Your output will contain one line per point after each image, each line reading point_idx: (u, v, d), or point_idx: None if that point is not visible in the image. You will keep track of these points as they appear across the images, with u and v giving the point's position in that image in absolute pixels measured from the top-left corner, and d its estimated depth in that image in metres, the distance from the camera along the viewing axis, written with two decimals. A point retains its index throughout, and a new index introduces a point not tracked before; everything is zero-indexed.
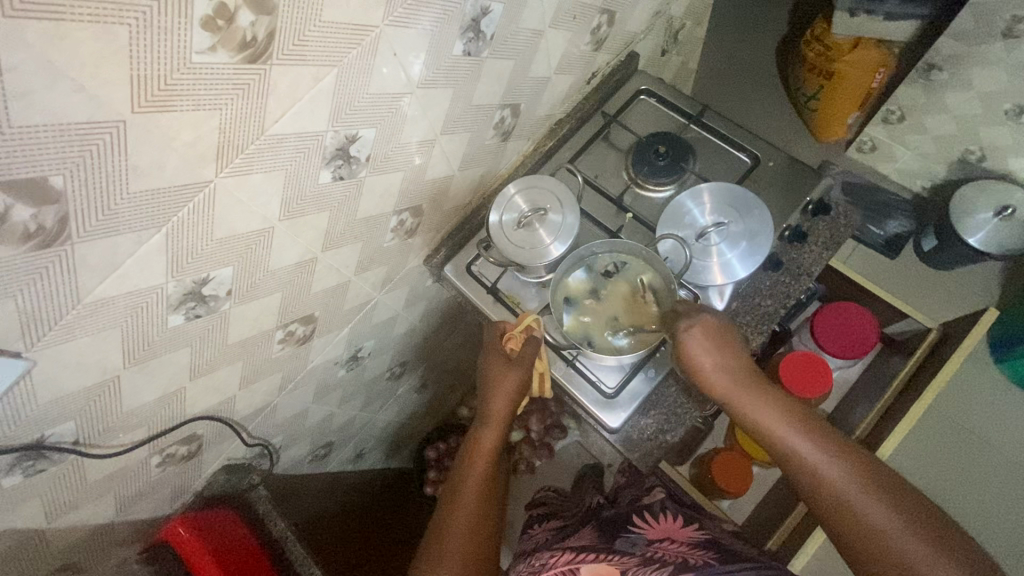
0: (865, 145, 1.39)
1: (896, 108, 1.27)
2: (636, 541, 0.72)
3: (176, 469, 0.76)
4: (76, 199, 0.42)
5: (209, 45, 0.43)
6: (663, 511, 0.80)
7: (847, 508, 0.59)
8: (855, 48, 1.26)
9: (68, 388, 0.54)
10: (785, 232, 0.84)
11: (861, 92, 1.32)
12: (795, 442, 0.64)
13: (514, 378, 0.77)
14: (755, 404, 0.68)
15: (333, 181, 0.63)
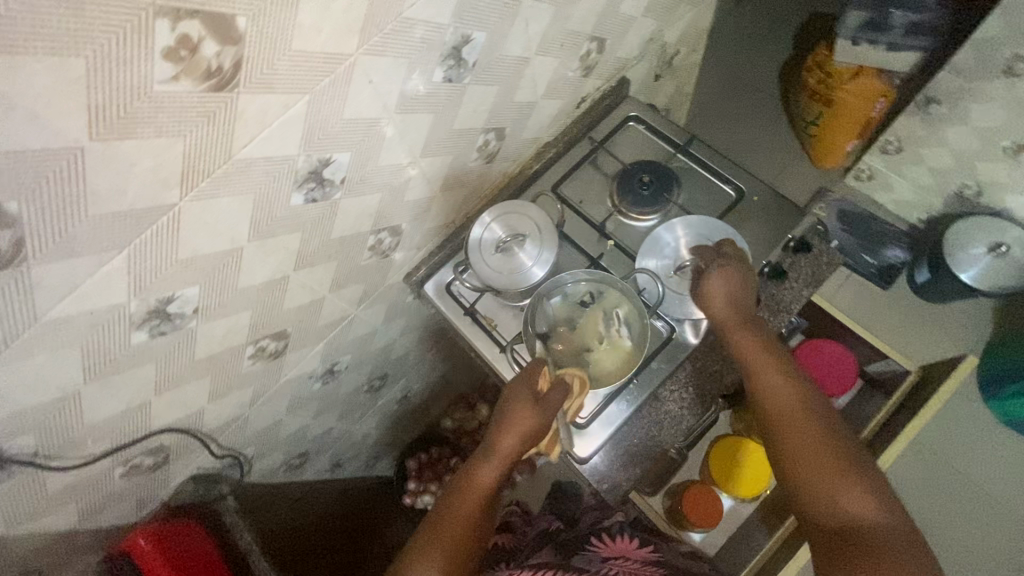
0: (863, 173, 1.37)
1: (894, 139, 1.26)
2: (591, 558, 0.76)
3: (142, 479, 0.75)
4: (32, 223, 0.42)
5: (171, 75, 0.43)
6: (620, 532, 0.85)
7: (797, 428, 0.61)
8: (854, 76, 1.28)
9: (25, 403, 0.54)
10: (766, 269, 0.83)
11: (860, 121, 1.33)
12: (761, 365, 0.67)
13: (536, 421, 0.70)
14: (738, 328, 0.71)
15: (306, 203, 0.63)
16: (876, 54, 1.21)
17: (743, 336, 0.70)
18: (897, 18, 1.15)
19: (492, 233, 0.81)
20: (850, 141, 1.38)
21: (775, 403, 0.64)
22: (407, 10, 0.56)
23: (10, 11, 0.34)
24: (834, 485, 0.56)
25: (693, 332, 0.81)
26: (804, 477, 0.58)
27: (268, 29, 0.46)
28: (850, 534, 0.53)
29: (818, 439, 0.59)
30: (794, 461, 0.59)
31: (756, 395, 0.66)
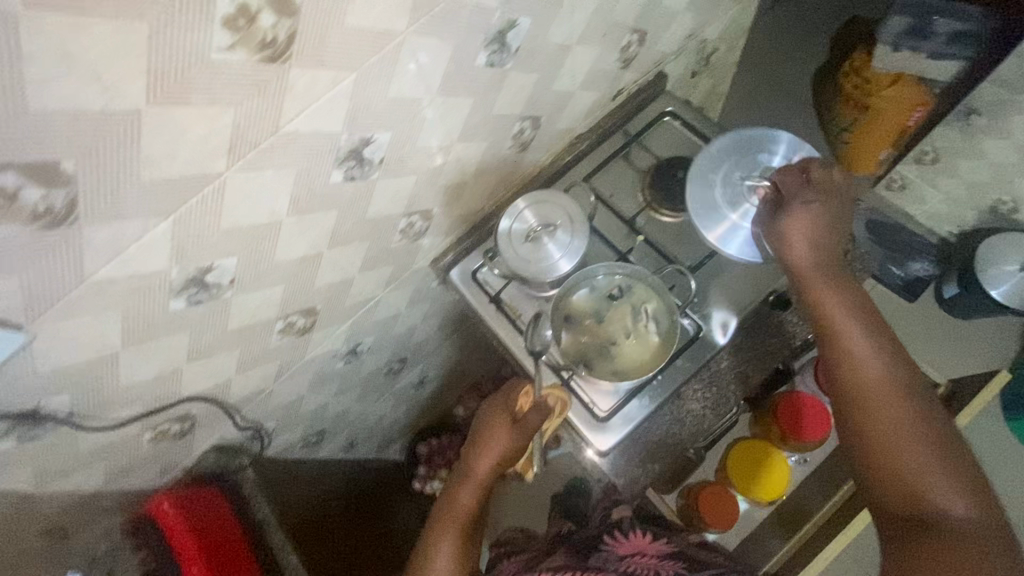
0: (895, 182, 1.36)
1: (931, 150, 1.24)
2: (607, 557, 0.78)
3: (168, 445, 0.77)
4: (86, 183, 0.43)
5: (228, 44, 0.43)
6: (633, 528, 0.84)
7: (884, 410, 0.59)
8: (893, 84, 1.20)
9: (66, 362, 0.55)
10: (773, 297, 0.81)
11: (894, 130, 1.25)
12: (856, 340, 0.63)
13: (509, 441, 0.76)
14: (830, 293, 0.65)
15: (345, 181, 0.63)
16: (918, 62, 1.13)
17: (835, 302, 0.65)
18: (942, 25, 1.07)
19: (520, 224, 0.81)
20: (883, 148, 1.28)
21: (867, 383, 0.61)
22: None
23: None
24: (929, 474, 0.55)
25: (720, 332, 0.80)
26: (888, 458, 0.58)
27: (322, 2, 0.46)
28: (942, 523, 0.53)
29: (913, 421, 0.58)
30: (874, 440, 0.59)
31: (846, 369, 0.62)
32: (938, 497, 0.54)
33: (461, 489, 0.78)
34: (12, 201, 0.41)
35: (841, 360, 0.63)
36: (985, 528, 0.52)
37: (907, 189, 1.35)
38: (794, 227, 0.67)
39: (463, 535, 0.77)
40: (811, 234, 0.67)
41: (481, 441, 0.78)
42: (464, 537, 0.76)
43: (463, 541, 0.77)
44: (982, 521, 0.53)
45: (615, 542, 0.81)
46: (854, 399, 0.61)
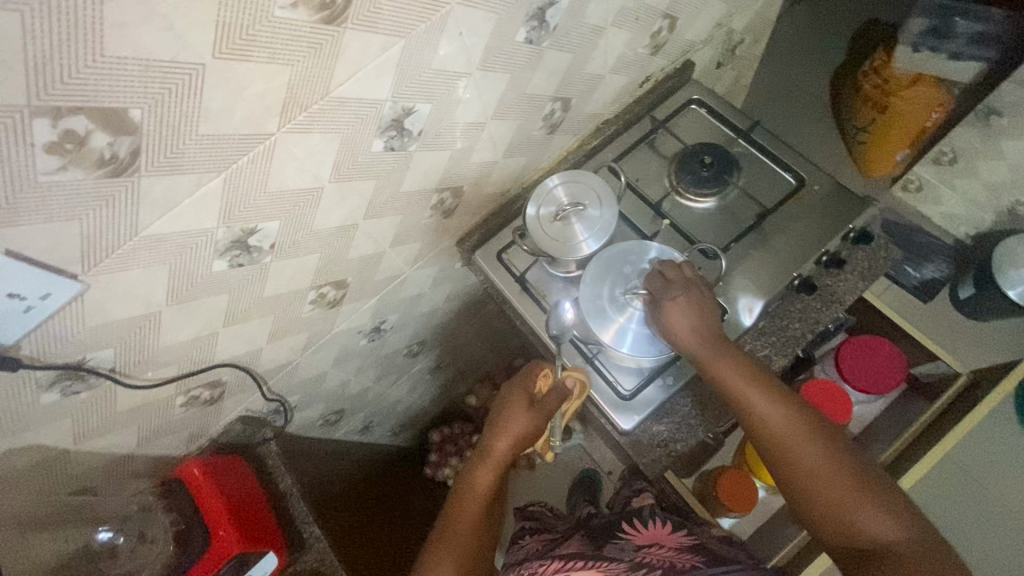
0: (910, 183, 1.27)
1: (949, 149, 1.16)
2: (624, 547, 0.73)
3: (198, 412, 0.78)
4: (150, 134, 0.44)
5: (291, 2, 0.44)
6: (652, 517, 0.80)
7: (805, 463, 0.62)
8: (913, 83, 1.19)
9: (113, 317, 0.56)
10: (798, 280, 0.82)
11: (913, 130, 1.24)
12: (770, 409, 0.65)
13: (528, 421, 0.75)
14: (729, 358, 0.68)
15: (385, 151, 0.64)
16: (936, 63, 1.13)
17: (731, 371, 0.68)
18: (962, 26, 1.08)
19: (548, 207, 0.82)
20: (900, 149, 1.27)
21: (783, 440, 0.64)
22: None
23: None
24: (862, 511, 0.59)
25: (746, 314, 0.79)
26: (836, 507, 0.60)
27: None
28: (887, 553, 0.57)
29: (833, 462, 0.62)
30: (803, 488, 0.62)
31: (774, 442, 0.64)
32: (877, 531, 0.58)
33: (478, 470, 0.76)
34: (82, 145, 0.42)
35: (754, 421, 0.66)
36: (916, 544, 0.57)
37: (922, 191, 1.26)
38: (674, 312, 0.71)
39: (479, 518, 0.74)
40: (694, 314, 0.70)
41: (500, 421, 0.76)
42: (481, 518, 0.74)
43: (479, 523, 0.74)
44: (914, 538, 0.57)
45: (634, 532, 0.77)
46: (776, 453, 0.64)
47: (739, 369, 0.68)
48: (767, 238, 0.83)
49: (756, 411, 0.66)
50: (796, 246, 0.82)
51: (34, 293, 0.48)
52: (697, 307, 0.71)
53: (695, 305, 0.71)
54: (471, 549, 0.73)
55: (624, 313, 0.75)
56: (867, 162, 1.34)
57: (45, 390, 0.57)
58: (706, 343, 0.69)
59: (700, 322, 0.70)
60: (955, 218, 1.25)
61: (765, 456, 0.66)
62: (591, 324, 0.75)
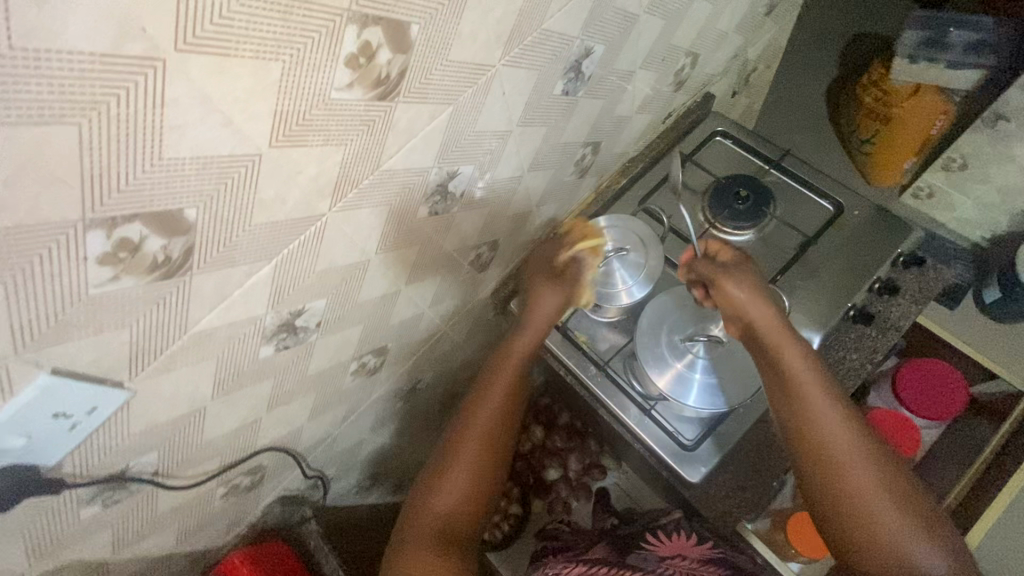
0: (921, 191, 1.14)
1: (958, 156, 1.04)
2: (647, 557, 0.73)
3: (236, 500, 0.73)
4: (204, 230, 0.41)
5: (347, 82, 0.42)
6: (677, 529, 0.78)
7: (847, 470, 0.55)
8: (916, 94, 1.07)
9: (157, 420, 0.52)
10: (852, 311, 0.80)
11: (917, 141, 1.11)
12: (826, 410, 0.57)
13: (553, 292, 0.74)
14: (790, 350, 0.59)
15: (428, 216, 0.62)
16: (937, 73, 1.03)
17: (796, 359, 0.59)
18: (958, 36, 1.01)
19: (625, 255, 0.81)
20: (910, 158, 1.14)
21: (825, 442, 0.56)
22: (547, 22, 0.55)
23: (229, 13, 0.33)
24: (897, 530, 0.54)
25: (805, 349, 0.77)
26: (878, 528, 0.54)
27: (433, 37, 0.46)
28: None
29: (877, 475, 0.55)
30: (837, 498, 0.56)
31: (823, 442, 0.56)
32: (908, 554, 0.53)
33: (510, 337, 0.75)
34: (135, 251, 0.39)
35: (799, 415, 0.58)
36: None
37: (934, 198, 1.13)
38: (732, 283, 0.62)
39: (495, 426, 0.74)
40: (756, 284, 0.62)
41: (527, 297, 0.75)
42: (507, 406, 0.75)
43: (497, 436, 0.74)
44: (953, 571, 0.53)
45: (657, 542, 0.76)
46: (815, 457, 0.57)
47: (799, 358, 0.59)
48: (813, 268, 0.81)
49: (804, 402, 0.58)
50: (845, 275, 0.80)
51: (81, 409, 0.44)
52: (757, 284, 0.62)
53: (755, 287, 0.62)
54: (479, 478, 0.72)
55: (682, 356, 0.72)
56: (869, 175, 1.20)
57: (85, 504, 0.53)
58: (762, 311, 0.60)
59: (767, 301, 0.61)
60: (971, 223, 1.10)
61: (798, 446, 0.58)
62: (642, 358, 0.72)
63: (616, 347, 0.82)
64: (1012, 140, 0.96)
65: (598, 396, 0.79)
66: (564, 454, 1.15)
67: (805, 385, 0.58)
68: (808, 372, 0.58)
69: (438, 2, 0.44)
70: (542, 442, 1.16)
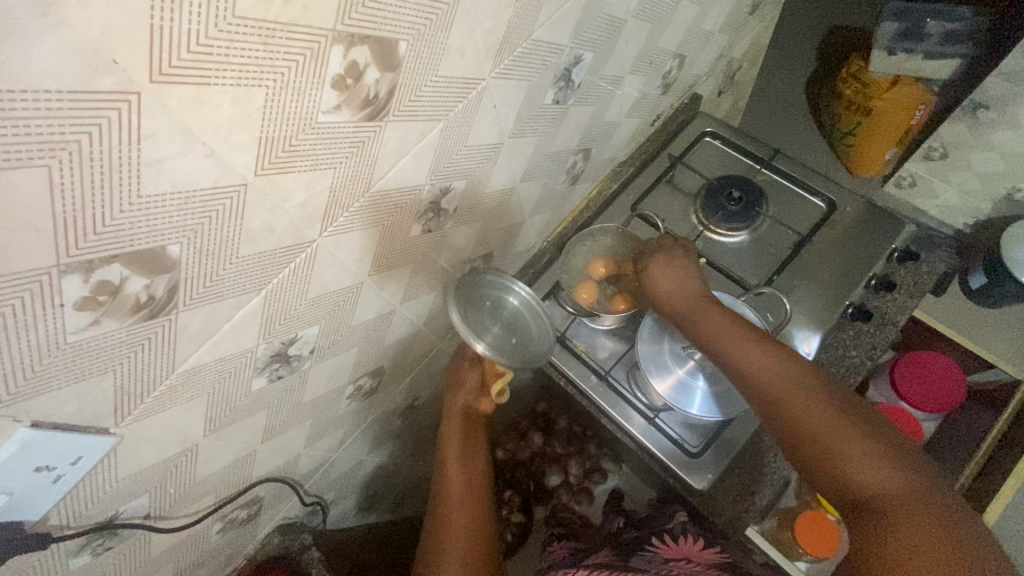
0: (903, 180, 1.14)
1: (939, 144, 1.05)
2: (651, 558, 0.71)
3: (234, 534, 0.71)
4: (188, 267, 0.39)
5: (335, 104, 0.40)
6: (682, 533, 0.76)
7: (789, 406, 0.57)
8: (894, 85, 1.07)
9: (148, 462, 0.49)
10: (850, 309, 0.79)
11: (900, 131, 1.10)
12: (746, 353, 0.62)
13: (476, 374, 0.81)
14: (715, 321, 0.66)
15: (422, 234, 0.60)
16: (912, 65, 1.02)
17: (712, 318, 0.66)
18: (935, 26, 0.99)
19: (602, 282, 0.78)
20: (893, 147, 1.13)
21: (758, 380, 0.60)
22: (537, 32, 0.54)
23: (208, 39, 0.31)
24: (846, 455, 0.52)
25: (806, 347, 0.76)
26: (821, 453, 0.54)
27: (422, 54, 0.44)
28: (880, 500, 0.49)
29: (815, 401, 0.56)
30: (791, 432, 0.56)
31: (751, 382, 0.61)
32: (860, 476, 0.51)
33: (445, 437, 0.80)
34: (115, 294, 0.36)
35: (741, 371, 0.62)
36: (913, 497, 0.48)
37: (916, 186, 1.14)
38: (657, 273, 0.73)
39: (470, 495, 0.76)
40: (676, 273, 0.72)
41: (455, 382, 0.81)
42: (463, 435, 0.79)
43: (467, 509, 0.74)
44: (912, 490, 0.49)
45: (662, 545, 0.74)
46: (766, 404, 0.59)
47: (716, 317, 0.66)
48: (809, 268, 0.81)
49: (740, 358, 0.62)
50: (841, 273, 0.80)
51: (64, 460, 0.41)
52: (676, 265, 0.73)
53: (680, 269, 0.72)
54: (476, 528, 0.73)
55: (684, 363, 0.71)
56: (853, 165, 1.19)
57: (74, 555, 0.50)
58: (691, 296, 0.69)
59: (681, 279, 0.71)
60: (955, 210, 1.12)
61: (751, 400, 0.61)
62: (644, 366, 0.71)
63: (615, 354, 0.81)
64: (992, 130, 0.97)
65: (601, 406, 0.77)
66: (564, 460, 1.13)
67: (725, 338, 0.64)
68: (726, 325, 0.65)
69: (426, 17, 0.42)
70: (541, 448, 1.15)
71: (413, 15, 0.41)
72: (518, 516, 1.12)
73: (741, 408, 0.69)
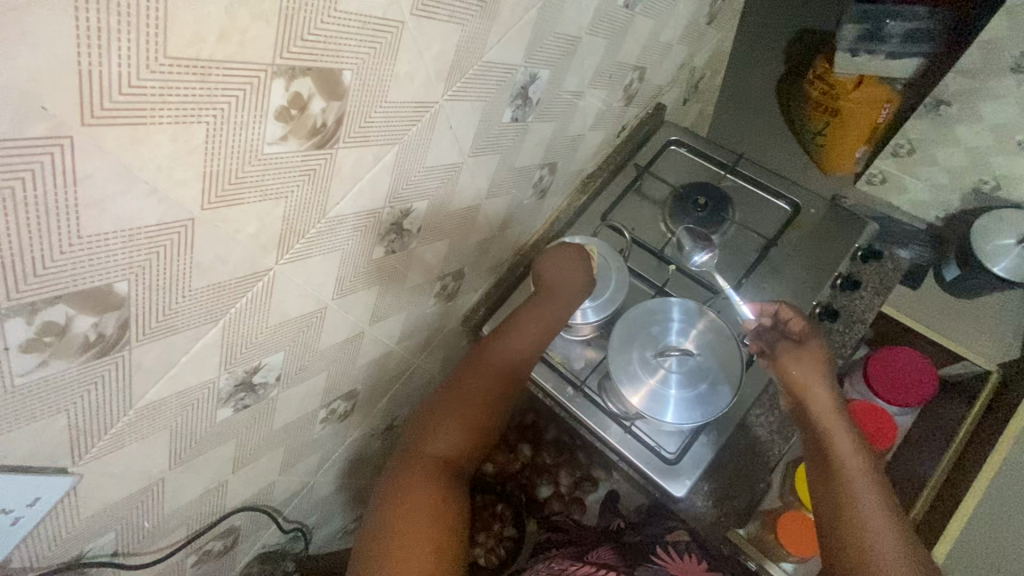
0: (875, 177, 1.18)
1: (906, 142, 1.07)
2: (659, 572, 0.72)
3: (212, 564, 0.70)
4: (138, 303, 0.39)
5: (280, 135, 0.40)
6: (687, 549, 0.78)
7: (865, 517, 0.59)
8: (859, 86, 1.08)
9: (112, 499, 0.49)
10: (817, 309, 0.81)
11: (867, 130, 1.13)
12: (851, 458, 0.64)
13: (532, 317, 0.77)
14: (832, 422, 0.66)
15: (385, 255, 0.61)
16: (876, 65, 1.04)
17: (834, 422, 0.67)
18: (895, 27, 0.99)
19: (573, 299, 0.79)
20: (860, 146, 1.16)
21: (848, 486, 0.62)
22: (488, 53, 0.55)
23: (140, 80, 0.31)
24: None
25: None
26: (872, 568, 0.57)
27: (370, 80, 0.45)
28: None
29: (890, 526, 0.59)
30: (853, 546, 0.58)
31: (837, 481, 0.63)
32: None
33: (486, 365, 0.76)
34: (62, 335, 0.36)
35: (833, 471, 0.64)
36: None
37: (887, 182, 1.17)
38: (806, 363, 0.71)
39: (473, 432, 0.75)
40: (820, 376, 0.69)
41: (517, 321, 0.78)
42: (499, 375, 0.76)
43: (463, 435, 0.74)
44: None
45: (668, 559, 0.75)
46: (843, 507, 0.61)
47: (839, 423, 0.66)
48: (776, 268, 0.82)
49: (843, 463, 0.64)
50: (808, 273, 0.81)
51: (21, 503, 0.41)
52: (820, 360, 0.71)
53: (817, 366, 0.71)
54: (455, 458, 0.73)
55: (656, 371, 0.71)
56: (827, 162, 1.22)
57: None
58: (820, 390, 0.69)
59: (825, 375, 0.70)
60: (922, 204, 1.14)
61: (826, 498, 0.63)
62: (617, 377, 0.71)
63: (591, 364, 0.81)
64: (953, 127, 0.99)
65: (578, 417, 0.78)
66: (555, 471, 1.14)
67: (839, 441, 0.65)
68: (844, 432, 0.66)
69: (369, 47, 0.43)
70: (532, 460, 1.15)
71: (356, 44, 0.41)
72: (509, 529, 1.12)
73: (713, 413, 0.69)
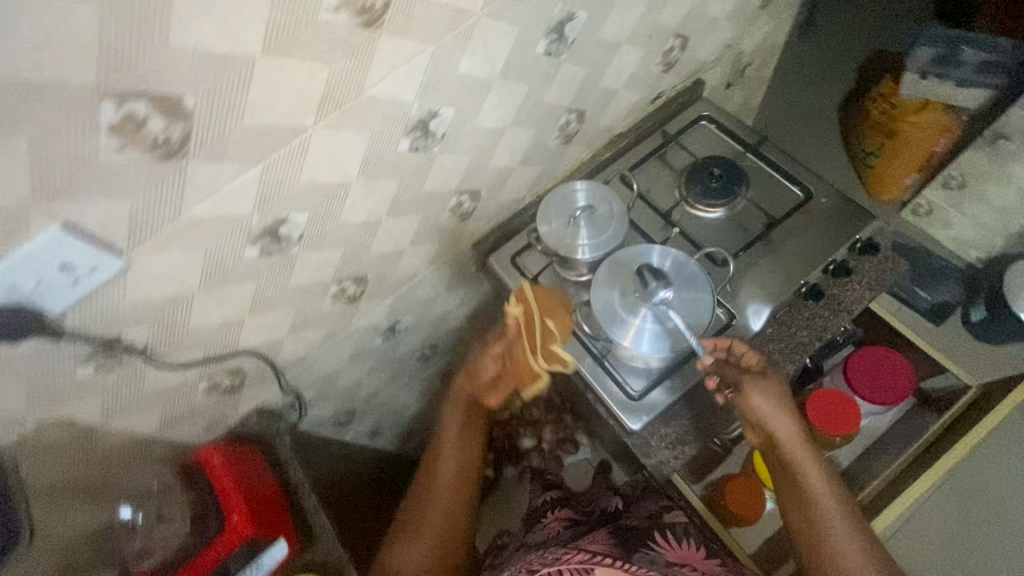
0: (920, 208, 1.17)
1: (957, 173, 1.07)
2: (654, 560, 0.71)
3: (219, 398, 0.81)
4: (200, 120, 0.48)
5: (335, 5, 0.49)
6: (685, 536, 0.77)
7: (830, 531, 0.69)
8: (923, 109, 1.12)
9: (150, 295, 0.59)
10: (803, 289, 0.84)
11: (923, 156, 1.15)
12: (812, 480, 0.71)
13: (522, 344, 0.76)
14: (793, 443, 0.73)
15: (409, 151, 0.69)
16: (941, 89, 1.07)
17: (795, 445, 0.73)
18: (970, 55, 1.05)
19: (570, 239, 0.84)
20: (912, 171, 1.18)
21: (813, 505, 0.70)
22: None
23: None
24: None
25: (755, 319, 0.81)
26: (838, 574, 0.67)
27: None
28: None
29: (852, 534, 0.68)
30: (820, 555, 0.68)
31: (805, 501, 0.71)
32: None
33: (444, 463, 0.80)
34: (139, 129, 0.46)
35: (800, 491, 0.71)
36: None
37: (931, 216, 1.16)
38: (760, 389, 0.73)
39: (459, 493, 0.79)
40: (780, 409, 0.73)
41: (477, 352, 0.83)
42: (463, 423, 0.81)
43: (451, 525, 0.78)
44: None
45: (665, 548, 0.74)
46: (811, 522, 0.70)
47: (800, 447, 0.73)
48: (774, 246, 0.86)
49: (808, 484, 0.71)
50: (803, 255, 0.85)
51: (83, 265, 0.51)
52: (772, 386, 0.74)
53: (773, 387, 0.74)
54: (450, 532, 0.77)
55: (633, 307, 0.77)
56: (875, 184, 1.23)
57: (82, 364, 0.60)
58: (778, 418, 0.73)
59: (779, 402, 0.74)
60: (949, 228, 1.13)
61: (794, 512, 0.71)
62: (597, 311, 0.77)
63: (580, 302, 0.86)
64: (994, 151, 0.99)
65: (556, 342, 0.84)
66: (540, 425, 1.21)
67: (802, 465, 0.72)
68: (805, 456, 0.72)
69: None
70: (521, 413, 1.22)
71: None
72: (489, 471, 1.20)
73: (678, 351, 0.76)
